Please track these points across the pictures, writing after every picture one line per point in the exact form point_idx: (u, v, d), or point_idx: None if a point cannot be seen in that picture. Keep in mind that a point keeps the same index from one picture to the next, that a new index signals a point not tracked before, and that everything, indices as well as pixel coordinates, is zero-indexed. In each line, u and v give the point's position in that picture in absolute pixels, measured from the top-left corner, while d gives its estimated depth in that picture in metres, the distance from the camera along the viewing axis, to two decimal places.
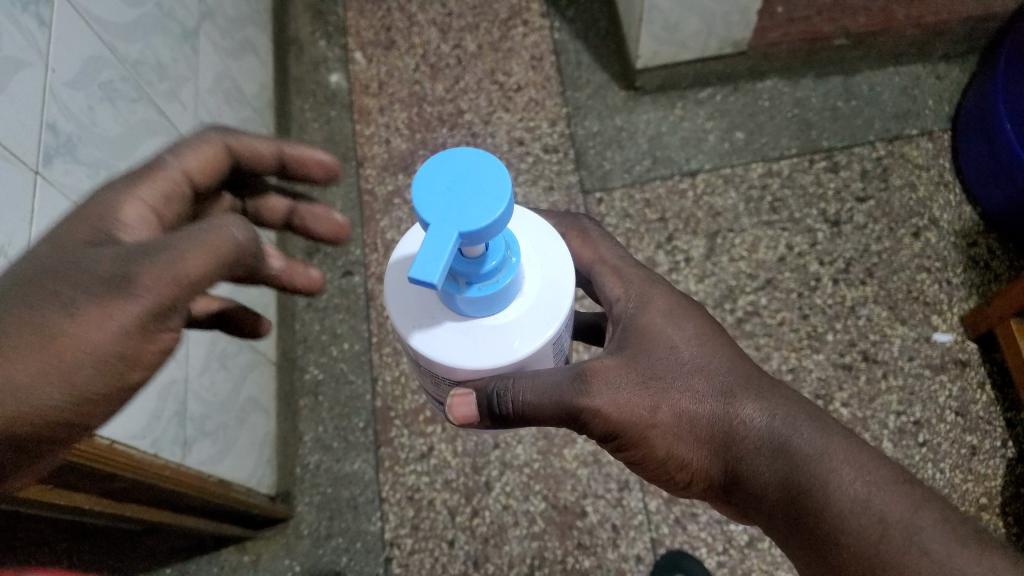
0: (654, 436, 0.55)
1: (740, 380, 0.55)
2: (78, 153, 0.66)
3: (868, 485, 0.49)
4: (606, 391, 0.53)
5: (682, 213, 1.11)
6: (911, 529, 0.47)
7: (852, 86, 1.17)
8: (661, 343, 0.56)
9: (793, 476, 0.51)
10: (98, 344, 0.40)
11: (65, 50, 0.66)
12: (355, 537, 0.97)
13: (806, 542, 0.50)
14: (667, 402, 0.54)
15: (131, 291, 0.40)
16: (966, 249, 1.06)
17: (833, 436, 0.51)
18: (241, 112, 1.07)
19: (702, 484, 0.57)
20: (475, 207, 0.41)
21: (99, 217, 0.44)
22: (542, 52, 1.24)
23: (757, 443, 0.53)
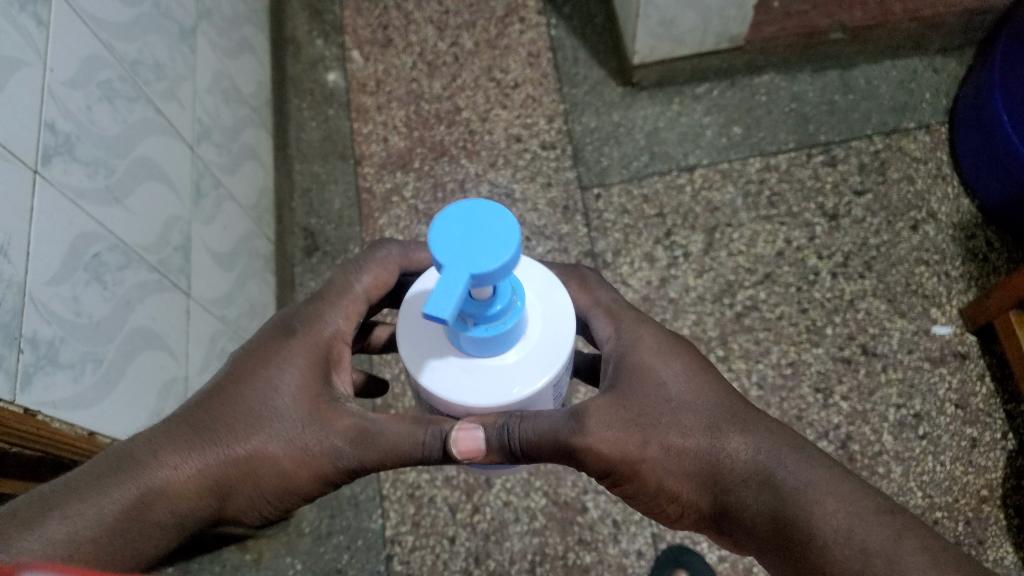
0: (645, 471, 0.54)
1: (727, 414, 0.54)
2: (77, 151, 0.67)
3: (851, 515, 0.47)
4: (597, 430, 0.53)
5: (680, 208, 1.11)
6: (894, 559, 0.45)
7: (849, 79, 1.17)
8: (649, 381, 0.56)
9: (779, 508, 0.50)
10: (305, 485, 0.55)
11: (63, 48, 0.66)
12: (356, 534, 0.97)
13: (795, 574, 0.49)
14: (657, 437, 0.54)
15: (342, 458, 0.54)
16: (964, 241, 1.06)
17: (818, 468, 0.50)
18: (240, 111, 1.07)
19: (693, 516, 0.56)
20: (483, 250, 0.41)
21: (319, 362, 0.57)
22: (539, 49, 1.24)
23: (743, 476, 0.52)
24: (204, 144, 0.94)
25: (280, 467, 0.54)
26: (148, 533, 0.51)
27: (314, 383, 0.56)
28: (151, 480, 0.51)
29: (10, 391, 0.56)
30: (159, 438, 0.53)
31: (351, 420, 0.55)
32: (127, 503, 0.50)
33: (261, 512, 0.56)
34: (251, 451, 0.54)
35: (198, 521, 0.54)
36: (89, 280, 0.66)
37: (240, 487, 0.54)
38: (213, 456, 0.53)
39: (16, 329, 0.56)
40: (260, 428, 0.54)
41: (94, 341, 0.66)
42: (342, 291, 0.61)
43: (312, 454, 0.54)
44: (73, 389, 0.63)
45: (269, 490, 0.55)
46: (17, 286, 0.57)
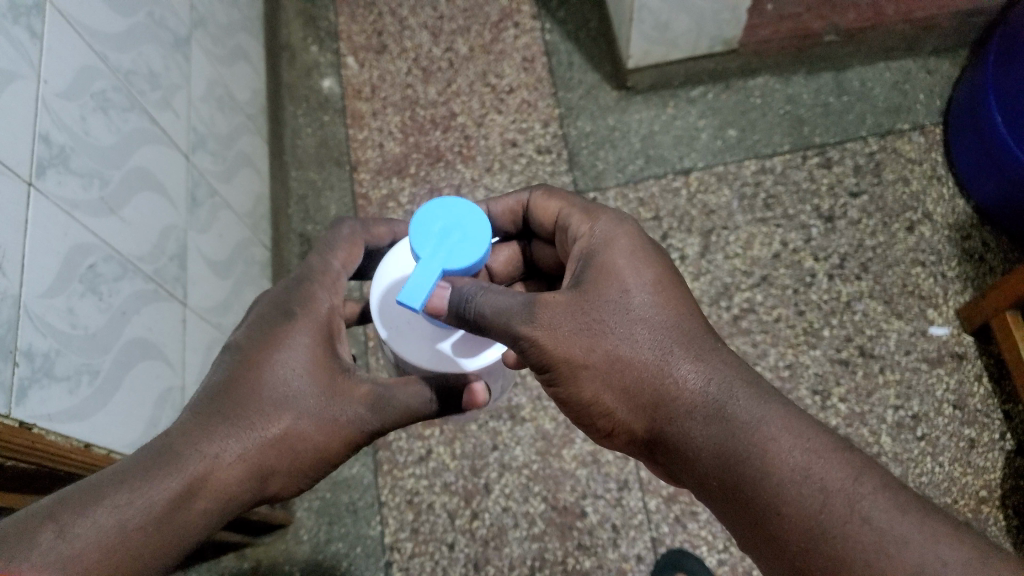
0: (586, 379, 0.54)
1: (682, 339, 0.54)
2: (71, 162, 0.66)
3: (808, 453, 0.48)
4: (546, 325, 0.53)
5: (676, 211, 1.11)
6: (852, 496, 0.46)
7: (843, 81, 1.18)
8: (612, 286, 0.54)
9: (729, 441, 0.50)
10: (335, 453, 0.60)
11: (55, 60, 0.66)
12: (355, 541, 0.97)
13: (741, 507, 0.50)
14: (607, 348, 0.53)
15: (366, 426, 0.59)
16: (960, 242, 1.06)
17: (776, 408, 0.51)
18: (236, 118, 1.08)
19: (625, 436, 0.57)
20: (461, 249, 0.51)
21: (324, 339, 0.61)
22: (534, 53, 1.24)
23: (691, 404, 0.52)
24: (200, 153, 0.94)
25: (308, 439, 0.58)
26: (193, 518, 0.53)
27: (323, 361, 0.60)
28: (184, 471, 0.53)
29: (6, 404, 0.55)
30: (187, 427, 0.56)
31: (366, 387, 0.60)
32: (171, 491, 0.52)
33: (293, 484, 0.61)
34: (279, 428, 0.57)
35: (238, 501, 0.57)
36: (83, 292, 0.66)
37: (274, 462, 0.58)
38: (244, 437, 0.56)
39: (11, 341, 0.56)
40: (283, 407, 0.58)
41: (89, 352, 0.66)
42: (325, 278, 0.64)
43: (338, 425, 0.59)
44: (69, 401, 0.63)
45: (300, 461, 0.59)
46: (11, 299, 0.56)
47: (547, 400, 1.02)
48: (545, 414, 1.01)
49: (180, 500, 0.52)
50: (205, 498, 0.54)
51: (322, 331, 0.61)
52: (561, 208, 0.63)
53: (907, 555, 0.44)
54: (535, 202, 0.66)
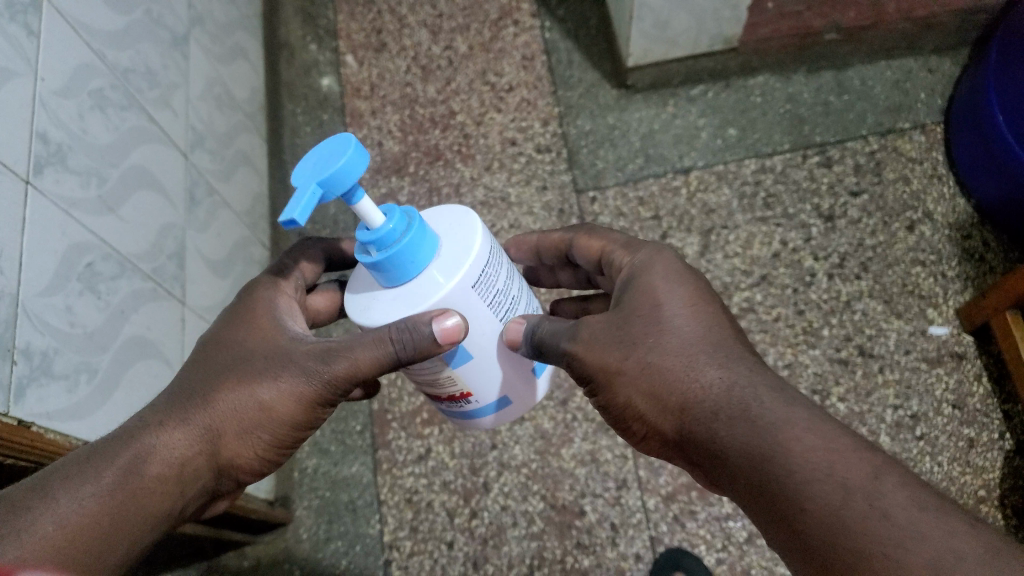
0: (620, 388, 0.53)
1: (710, 346, 0.52)
2: (69, 161, 0.66)
3: (828, 450, 0.44)
4: (586, 340, 0.54)
5: (676, 211, 1.11)
6: (873, 492, 0.42)
7: (844, 80, 1.17)
8: (645, 301, 0.54)
9: (752, 441, 0.46)
10: (293, 415, 0.55)
11: (52, 58, 0.66)
12: (355, 540, 0.97)
13: (765, 509, 0.45)
14: (640, 357, 0.52)
15: (319, 380, 0.54)
16: (960, 241, 1.06)
17: (799, 406, 0.47)
18: (234, 116, 1.07)
19: (656, 441, 0.54)
20: (325, 160, 0.46)
21: (269, 312, 0.58)
22: (533, 52, 1.24)
23: (715, 405, 0.49)
24: (198, 151, 0.94)
25: (258, 402, 0.54)
26: (144, 499, 0.50)
27: (271, 328, 0.57)
28: (132, 448, 0.51)
29: (5, 403, 0.55)
30: (140, 414, 0.54)
31: (312, 345, 0.55)
32: (113, 471, 0.49)
33: (257, 454, 0.56)
34: (226, 396, 0.54)
35: (195, 477, 0.53)
36: (81, 290, 0.66)
37: (224, 429, 0.54)
38: (192, 410, 0.54)
39: (10, 340, 0.56)
40: (229, 375, 0.55)
41: (87, 351, 0.66)
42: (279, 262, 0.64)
43: (289, 386, 0.54)
44: (68, 400, 0.63)
45: (255, 426, 0.55)
46: (9, 298, 0.56)
47: (546, 400, 1.02)
48: (544, 414, 1.01)
49: (124, 479, 0.49)
50: (152, 475, 0.51)
51: (270, 300, 0.59)
52: (602, 246, 0.64)
53: (925, 551, 0.38)
54: (578, 242, 0.66)
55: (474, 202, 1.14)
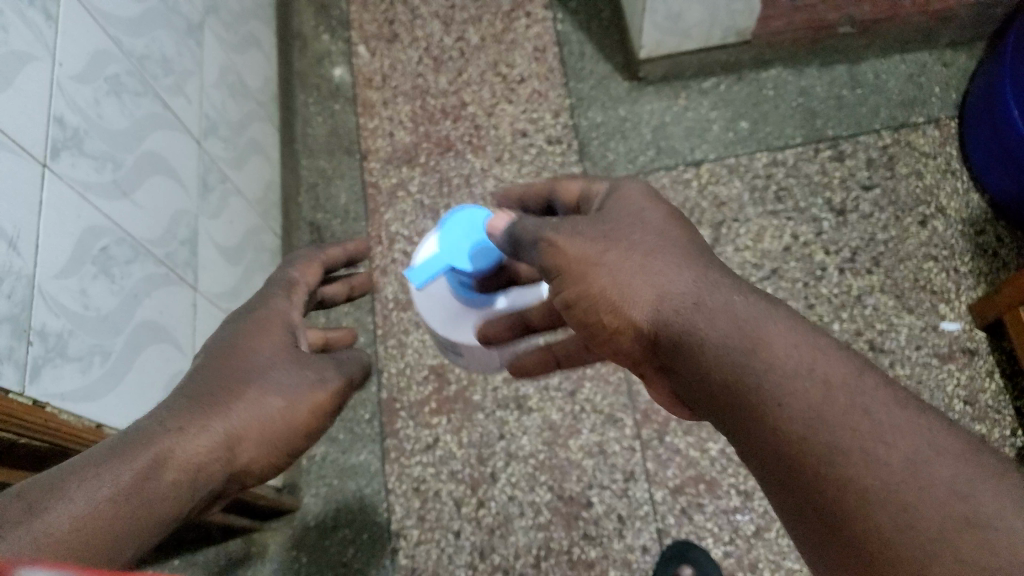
0: (594, 278, 0.51)
1: (688, 253, 0.51)
2: (85, 145, 0.67)
3: (811, 349, 0.43)
4: (569, 228, 0.53)
5: (686, 204, 1.11)
6: (852, 389, 0.41)
7: (857, 74, 1.16)
8: (629, 209, 0.54)
9: (734, 341, 0.45)
10: (304, 425, 0.58)
11: (70, 43, 0.67)
12: (362, 528, 0.97)
13: (744, 404, 0.44)
14: (622, 252, 0.51)
15: (327, 392, 0.59)
16: (974, 237, 1.05)
17: (781, 310, 0.46)
18: (247, 104, 1.08)
19: (624, 339, 0.52)
20: (461, 256, 0.62)
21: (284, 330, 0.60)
22: (545, 43, 1.24)
23: (695, 304, 0.48)
24: (212, 139, 0.95)
25: (276, 409, 0.56)
26: (160, 500, 0.49)
27: (283, 344, 0.59)
28: (149, 449, 0.49)
29: (20, 381, 0.56)
30: (154, 416, 0.52)
31: (320, 362, 0.60)
32: (133, 472, 0.48)
33: (266, 461, 0.57)
34: (243, 404, 0.55)
35: (210, 481, 0.53)
36: (96, 273, 0.67)
37: (247, 435, 0.55)
38: (214, 414, 0.54)
39: (25, 320, 0.57)
40: (244, 385, 0.56)
41: (100, 334, 0.66)
42: (284, 275, 0.66)
43: (302, 398, 0.58)
44: (81, 381, 0.63)
45: (273, 433, 0.56)
46: (25, 280, 0.57)
47: (554, 391, 1.02)
48: (552, 405, 1.01)
49: (146, 481, 0.48)
50: (170, 480, 0.50)
51: (283, 315, 0.62)
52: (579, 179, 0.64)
53: (902, 445, 0.39)
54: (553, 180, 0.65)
55: (484, 194, 1.14)
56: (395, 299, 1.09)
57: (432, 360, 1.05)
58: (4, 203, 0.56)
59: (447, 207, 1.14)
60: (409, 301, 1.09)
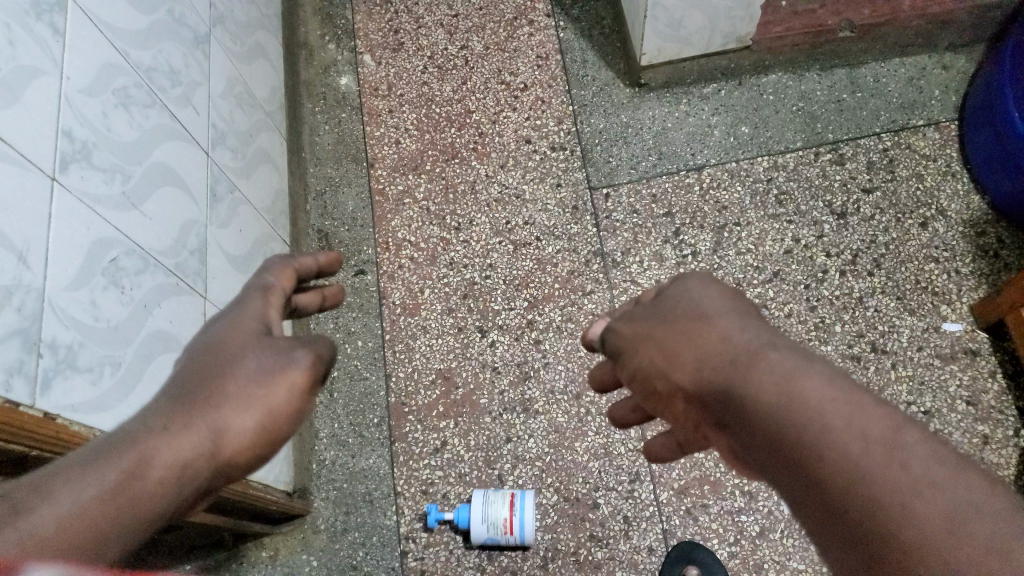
0: (648, 356, 0.52)
1: (735, 316, 0.50)
2: (94, 158, 0.69)
3: (845, 402, 0.41)
4: (629, 327, 0.55)
5: (689, 208, 1.12)
6: (894, 445, 0.39)
7: (857, 78, 1.18)
8: (680, 294, 0.53)
9: (774, 394, 0.43)
10: (284, 415, 0.51)
11: (77, 57, 0.68)
12: (372, 531, 0.99)
13: (783, 457, 0.42)
14: (678, 328, 0.51)
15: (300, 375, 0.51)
16: (975, 238, 1.06)
17: (817, 364, 0.44)
18: (256, 113, 1.10)
19: (682, 403, 0.51)
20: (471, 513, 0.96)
21: (257, 326, 0.53)
22: (548, 51, 1.25)
23: (736, 359, 0.46)
24: (220, 148, 0.96)
25: (256, 398, 0.50)
26: (143, 499, 0.44)
27: (256, 338, 0.52)
28: (129, 453, 0.45)
29: (31, 394, 0.57)
30: (143, 416, 0.48)
31: (295, 356, 0.52)
32: (116, 472, 0.43)
33: (255, 454, 0.51)
34: (222, 399, 0.49)
35: (194, 479, 0.47)
36: (106, 285, 0.68)
37: (228, 426, 0.49)
38: (192, 410, 0.48)
39: (36, 333, 0.58)
40: (217, 381, 0.50)
41: (110, 345, 0.68)
42: (258, 281, 0.57)
43: (279, 389, 0.51)
44: (92, 392, 0.65)
45: (254, 422, 0.50)
46: (36, 293, 0.59)
47: (560, 394, 1.03)
48: (557, 408, 1.02)
49: (131, 479, 0.44)
50: (156, 478, 0.45)
51: (259, 306, 0.55)
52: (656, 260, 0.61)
53: (941, 500, 0.36)
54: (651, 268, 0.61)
55: (488, 200, 1.16)
56: (402, 304, 1.11)
57: (440, 364, 1.07)
58: (16, 217, 0.57)
59: (453, 214, 1.16)
60: (417, 306, 1.11)
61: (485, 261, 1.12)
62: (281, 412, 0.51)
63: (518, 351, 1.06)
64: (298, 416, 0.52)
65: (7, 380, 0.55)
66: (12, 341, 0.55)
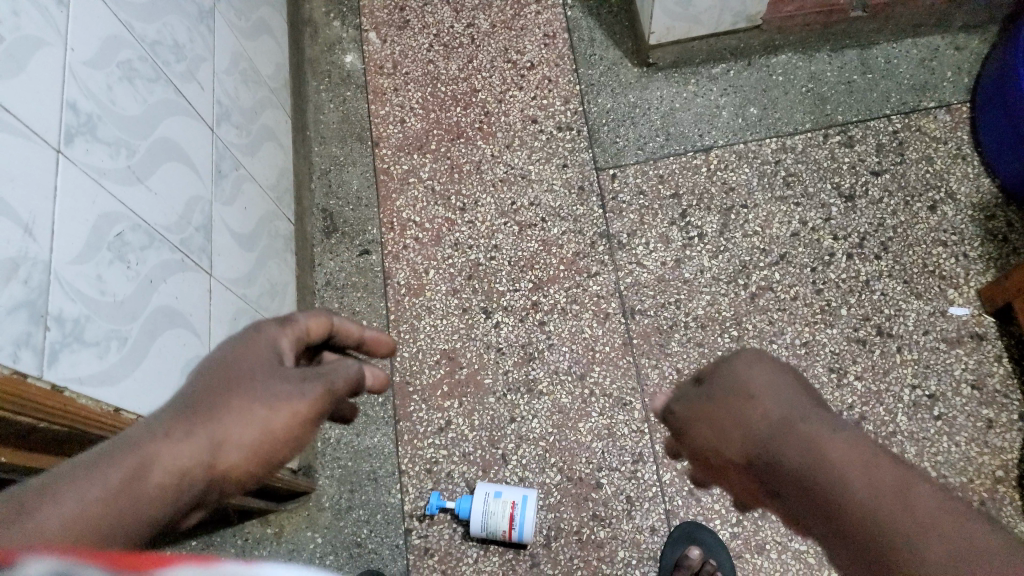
0: (696, 430, 0.52)
1: (772, 387, 0.49)
2: (98, 131, 0.68)
3: (862, 460, 0.42)
4: (680, 404, 0.55)
5: (695, 189, 1.11)
6: (904, 494, 0.40)
7: (868, 58, 1.16)
8: (719, 370, 0.53)
9: (801, 460, 0.44)
10: (287, 440, 0.50)
11: (81, 28, 0.68)
12: (376, 509, 0.99)
13: (816, 517, 0.43)
14: (718, 401, 0.51)
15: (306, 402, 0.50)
16: (984, 222, 1.05)
17: (843, 428, 0.45)
18: (261, 90, 1.09)
19: (732, 471, 0.52)
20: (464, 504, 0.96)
21: (272, 354, 0.53)
22: (555, 30, 1.24)
23: (771, 430, 0.47)
24: (225, 126, 0.96)
25: (261, 419, 0.49)
26: (141, 505, 0.42)
27: (270, 363, 0.52)
28: (133, 456, 0.43)
29: (38, 366, 0.57)
30: (147, 421, 0.47)
31: (305, 387, 0.51)
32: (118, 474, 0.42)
33: (251, 473, 0.49)
34: (229, 414, 0.48)
35: (190, 492, 0.45)
36: (112, 259, 0.68)
37: (231, 441, 0.47)
38: (197, 421, 0.47)
39: (43, 306, 0.58)
40: (226, 396, 0.49)
41: (117, 320, 0.68)
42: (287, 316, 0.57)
43: (286, 414, 0.50)
44: (98, 366, 0.65)
45: (253, 440, 0.48)
46: (42, 265, 0.58)
47: (564, 374, 1.03)
48: (561, 389, 1.03)
49: (133, 486, 0.42)
50: (155, 486, 0.43)
51: (275, 332, 0.54)
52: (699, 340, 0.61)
53: (945, 543, 0.37)
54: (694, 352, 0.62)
55: (494, 180, 1.15)
56: (407, 285, 1.11)
57: (444, 344, 1.07)
58: (21, 189, 0.57)
59: (458, 194, 1.15)
60: (421, 287, 1.11)
61: (489, 242, 1.12)
62: (284, 437, 0.49)
63: (522, 332, 1.06)
64: (298, 445, 0.51)
65: (15, 352, 0.55)
66: (19, 312, 0.56)
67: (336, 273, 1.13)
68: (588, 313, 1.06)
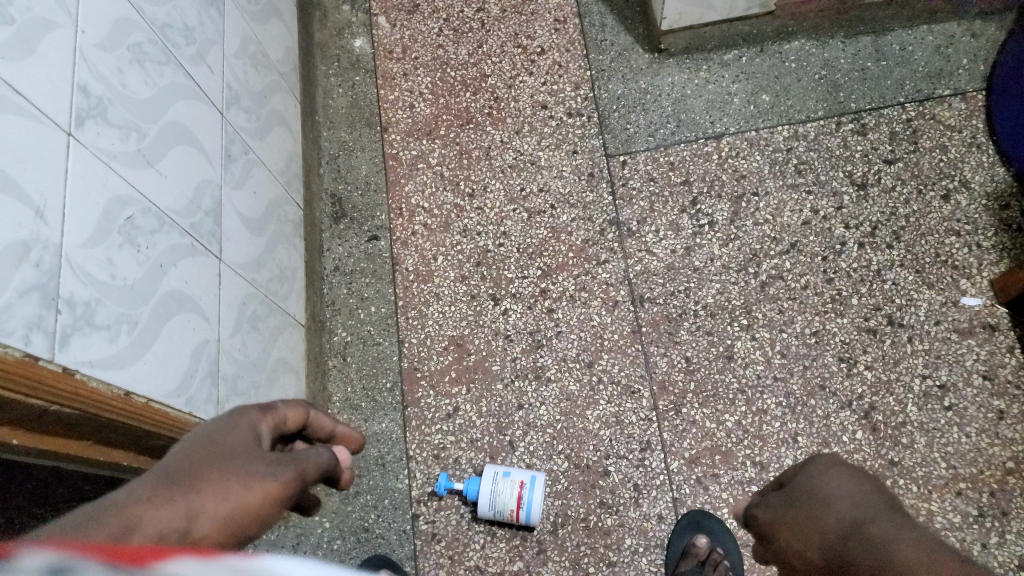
0: (784, 538, 0.64)
1: (854, 498, 0.60)
2: (108, 114, 0.68)
3: (922, 548, 0.51)
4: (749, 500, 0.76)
5: (706, 176, 1.11)
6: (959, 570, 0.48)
7: (882, 45, 1.15)
8: (807, 483, 0.66)
9: (870, 548, 0.54)
10: (258, 519, 0.47)
11: (92, 10, 0.67)
12: (383, 494, 1.00)
13: None
14: (798, 508, 0.64)
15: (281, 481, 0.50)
16: (998, 211, 1.04)
17: (910, 528, 0.54)
18: (269, 74, 1.08)
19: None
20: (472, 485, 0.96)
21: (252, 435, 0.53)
22: (566, 15, 1.23)
23: (846, 532, 0.57)
24: (234, 110, 0.95)
25: (237, 494, 0.47)
26: None
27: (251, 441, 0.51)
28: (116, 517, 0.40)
29: (50, 349, 0.57)
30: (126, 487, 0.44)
31: (281, 467, 0.50)
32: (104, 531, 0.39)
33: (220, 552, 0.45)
34: (209, 484, 0.46)
35: None
36: (122, 243, 0.68)
37: (207, 511, 0.45)
38: (180, 488, 0.45)
39: (54, 288, 0.58)
40: (208, 468, 0.48)
41: (127, 304, 0.68)
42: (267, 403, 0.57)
43: (262, 491, 0.48)
44: (109, 349, 0.65)
45: (227, 512, 0.46)
46: (54, 248, 0.58)
47: (572, 361, 1.03)
48: (569, 375, 1.02)
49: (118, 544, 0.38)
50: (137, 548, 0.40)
51: (255, 416, 0.54)
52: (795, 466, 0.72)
53: None
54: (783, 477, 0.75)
55: (503, 166, 1.15)
56: (415, 271, 1.11)
57: (452, 331, 1.07)
58: (33, 171, 0.57)
59: (467, 180, 1.15)
60: (430, 273, 1.10)
61: (498, 229, 1.11)
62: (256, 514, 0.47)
63: (530, 319, 1.06)
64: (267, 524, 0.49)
65: (26, 334, 0.55)
66: (31, 295, 0.56)
67: (344, 259, 1.13)
68: (596, 301, 1.06)
